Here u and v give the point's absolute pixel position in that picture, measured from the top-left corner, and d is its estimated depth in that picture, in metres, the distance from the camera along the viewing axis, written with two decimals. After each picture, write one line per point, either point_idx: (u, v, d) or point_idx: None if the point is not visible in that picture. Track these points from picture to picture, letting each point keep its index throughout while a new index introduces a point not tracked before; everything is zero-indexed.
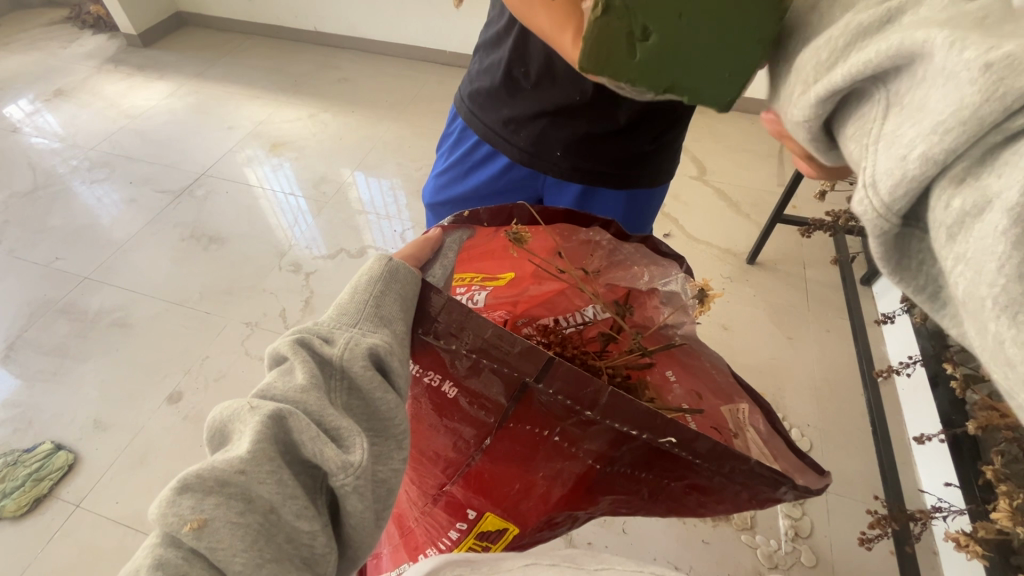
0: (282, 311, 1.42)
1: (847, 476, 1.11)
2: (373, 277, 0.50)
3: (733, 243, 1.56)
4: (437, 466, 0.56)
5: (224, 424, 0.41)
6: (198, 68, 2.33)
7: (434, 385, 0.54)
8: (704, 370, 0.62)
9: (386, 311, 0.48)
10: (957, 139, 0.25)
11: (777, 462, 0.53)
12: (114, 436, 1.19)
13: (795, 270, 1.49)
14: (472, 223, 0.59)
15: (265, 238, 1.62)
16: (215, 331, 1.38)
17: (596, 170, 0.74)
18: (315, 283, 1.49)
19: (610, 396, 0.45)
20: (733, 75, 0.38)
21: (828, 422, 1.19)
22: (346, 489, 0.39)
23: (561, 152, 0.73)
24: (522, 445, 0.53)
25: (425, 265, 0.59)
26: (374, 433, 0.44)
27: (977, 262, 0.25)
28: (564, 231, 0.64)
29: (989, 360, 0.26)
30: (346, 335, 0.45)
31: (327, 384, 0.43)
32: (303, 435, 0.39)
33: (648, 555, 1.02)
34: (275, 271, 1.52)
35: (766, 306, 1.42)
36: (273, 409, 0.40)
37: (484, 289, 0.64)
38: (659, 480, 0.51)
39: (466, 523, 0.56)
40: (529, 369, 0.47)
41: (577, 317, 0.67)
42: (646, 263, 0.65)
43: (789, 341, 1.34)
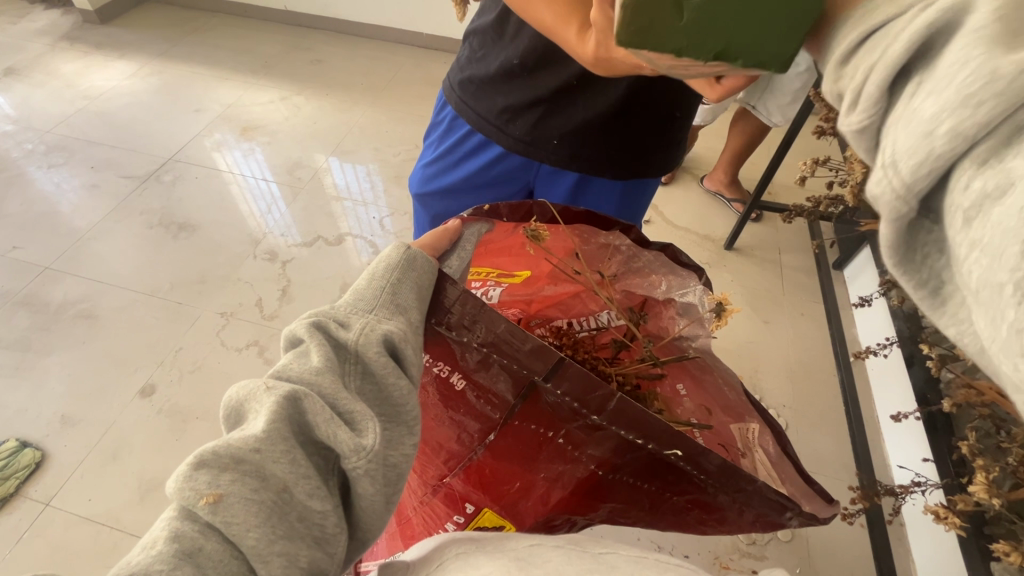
0: (258, 301, 1.38)
1: (821, 455, 1.15)
2: (391, 264, 0.48)
3: (711, 230, 1.59)
4: (439, 457, 0.58)
5: (240, 403, 0.41)
6: (160, 47, 2.22)
7: (441, 376, 0.55)
8: (715, 386, 0.65)
9: (403, 299, 0.47)
10: (990, 111, 0.22)
11: (783, 486, 0.55)
12: (84, 432, 1.15)
13: (772, 256, 1.52)
14: (491, 217, 0.60)
15: (237, 225, 1.57)
16: (188, 321, 1.33)
17: (595, 158, 0.73)
18: (292, 272, 1.45)
19: (618, 402, 0.47)
20: (790, 29, 0.32)
21: (802, 403, 1.23)
22: (357, 472, 0.39)
23: (558, 140, 0.72)
24: (526, 444, 0.54)
25: (442, 256, 0.57)
26: (387, 418, 0.43)
27: (998, 245, 0.22)
28: (584, 233, 0.64)
29: (998, 351, 0.23)
30: (361, 320, 0.44)
31: (341, 367, 0.43)
32: (317, 416, 0.39)
33: (633, 536, 1.04)
34: (250, 260, 1.48)
35: (744, 291, 1.44)
36: (289, 390, 0.39)
37: (498, 284, 0.66)
38: (659, 492, 0.54)
39: (463, 516, 0.59)
40: (537, 367, 0.49)
41: (592, 321, 0.69)
42: (665, 273, 0.66)
43: (766, 325, 1.37)
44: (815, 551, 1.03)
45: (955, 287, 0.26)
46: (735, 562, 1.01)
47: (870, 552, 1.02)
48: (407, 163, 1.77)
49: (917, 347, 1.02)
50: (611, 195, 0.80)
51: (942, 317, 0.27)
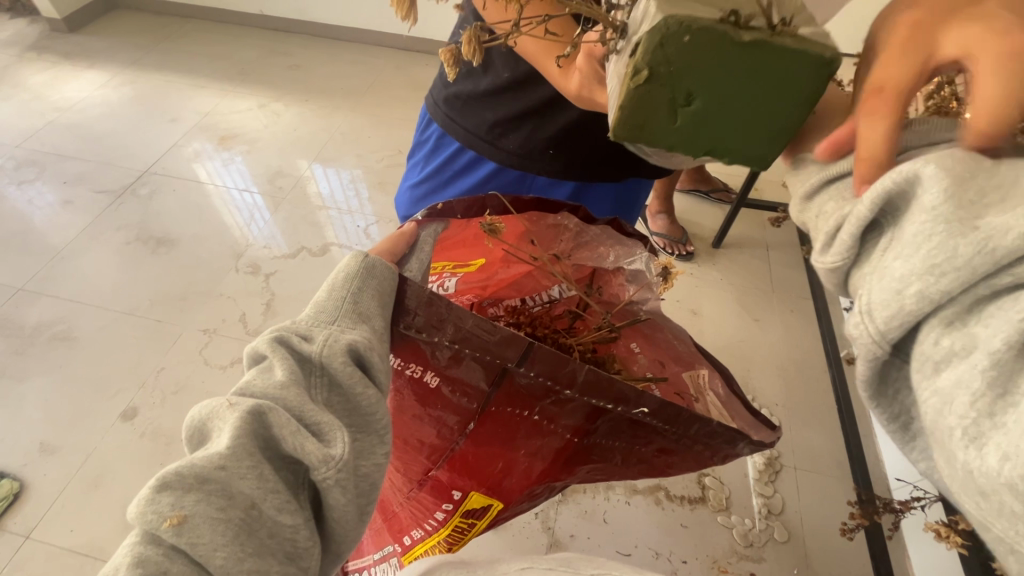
0: (242, 316, 1.35)
1: (815, 453, 1.15)
2: (349, 273, 0.46)
3: (699, 228, 1.58)
4: (422, 454, 0.57)
5: (202, 422, 0.39)
6: (132, 54, 2.17)
7: (415, 377, 0.53)
8: (667, 342, 0.63)
9: (365, 307, 0.44)
10: (950, 283, 0.26)
11: (733, 422, 0.57)
12: (64, 459, 1.11)
13: (760, 254, 1.52)
14: (446, 215, 0.59)
15: (218, 237, 1.53)
16: (170, 340, 1.30)
17: (591, 163, 0.71)
18: (275, 285, 1.42)
19: (585, 373, 0.46)
20: (771, 135, 0.37)
21: (795, 400, 1.23)
22: (328, 482, 0.37)
23: (552, 150, 0.70)
24: (504, 425, 0.53)
25: (401, 260, 0.55)
26: (356, 429, 0.41)
27: (948, 394, 0.26)
28: (534, 217, 0.64)
29: (958, 488, 0.28)
30: (325, 330, 0.42)
31: (307, 381, 0.40)
32: (282, 429, 0.37)
33: (630, 543, 1.03)
34: (232, 273, 1.44)
35: (734, 289, 1.44)
36: (252, 404, 0.37)
37: (455, 275, 0.63)
38: (629, 447, 0.52)
39: (452, 503, 0.59)
40: (509, 354, 0.47)
41: (544, 296, 0.67)
42: (611, 244, 0.66)
43: (757, 323, 1.37)
44: (811, 548, 1.03)
45: (920, 427, 0.32)
46: (732, 566, 1.01)
47: (866, 551, 1.03)
48: (392, 169, 1.75)
49: None
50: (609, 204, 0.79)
51: (908, 450, 0.34)
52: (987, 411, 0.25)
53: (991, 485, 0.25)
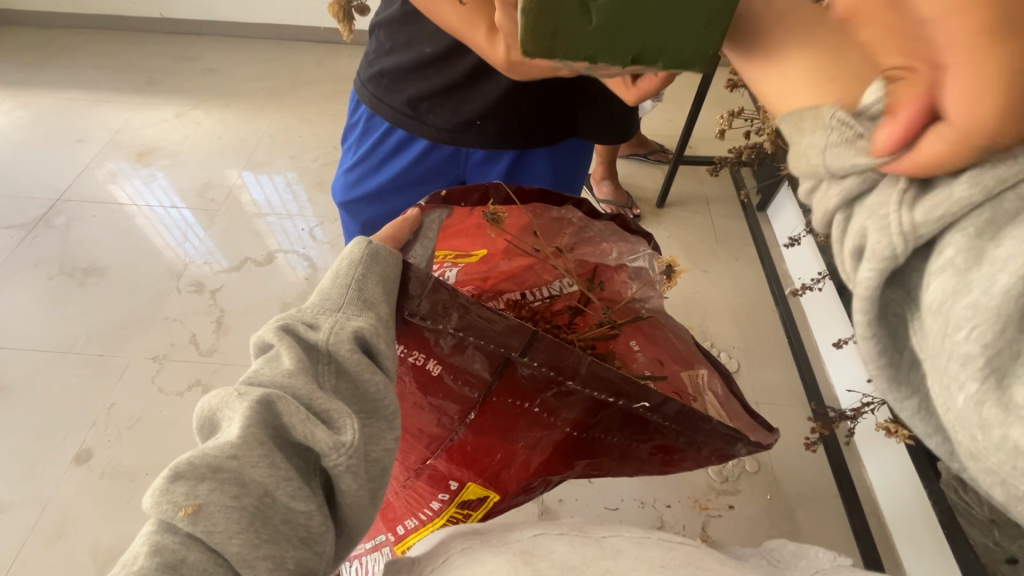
0: (192, 337, 1.29)
1: (773, 386, 1.23)
2: (353, 262, 0.52)
3: (642, 190, 1.63)
4: (421, 442, 0.67)
5: (214, 412, 0.43)
6: (20, 73, 1.98)
7: (418, 364, 0.62)
8: (666, 339, 0.75)
9: (369, 295, 0.50)
10: (967, 195, 0.27)
11: (732, 421, 0.67)
12: (18, 514, 1.04)
13: (701, 209, 1.58)
14: (449, 203, 0.63)
15: (152, 259, 1.44)
16: (117, 372, 1.23)
17: (521, 130, 0.72)
18: (223, 300, 1.36)
19: (588, 367, 0.57)
20: (705, 24, 0.33)
21: (749, 340, 1.31)
22: (339, 468, 0.41)
23: (480, 120, 0.70)
24: (503, 418, 0.65)
25: (406, 246, 0.60)
26: (365, 414, 0.46)
27: (956, 317, 0.27)
28: (538, 210, 0.70)
29: (952, 420, 0.29)
30: (330, 320, 0.47)
31: (316, 368, 0.45)
32: (292, 417, 0.41)
33: (616, 498, 1.07)
34: (174, 294, 1.37)
35: (681, 244, 1.50)
36: (262, 394, 0.41)
37: (456, 265, 0.71)
38: (628, 442, 0.66)
39: (449, 493, 0.69)
40: (514, 343, 0.58)
41: (545, 291, 0.77)
42: (614, 240, 0.76)
43: (706, 274, 1.44)
44: (781, 475, 1.10)
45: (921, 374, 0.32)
46: (711, 502, 1.07)
47: (828, 470, 1.11)
48: (329, 167, 1.69)
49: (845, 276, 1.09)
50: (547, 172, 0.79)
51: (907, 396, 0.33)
52: (1008, 337, 0.26)
53: (1006, 414, 0.26)
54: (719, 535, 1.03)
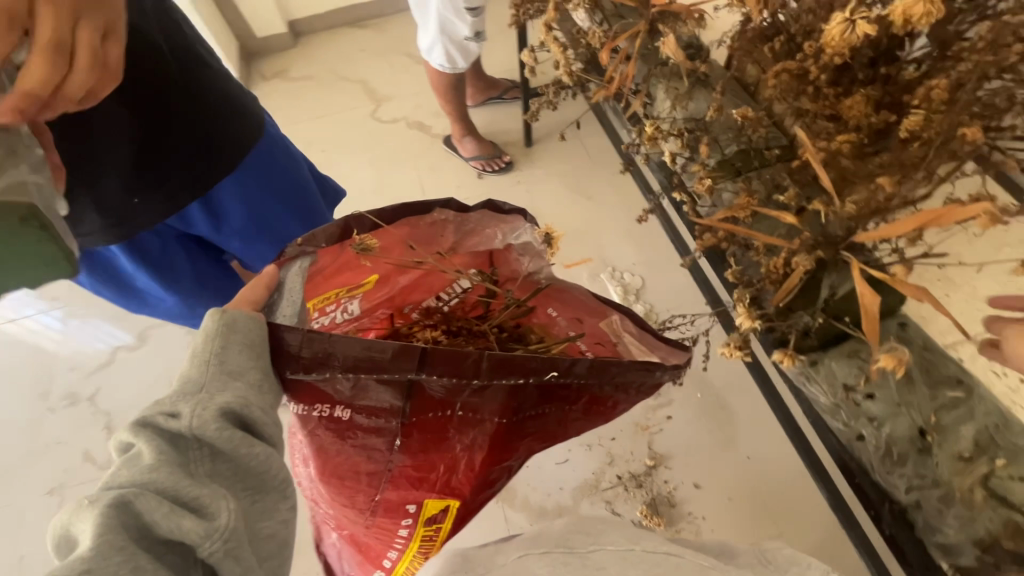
0: (87, 453, 1.17)
1: (680, 287, 1.26)
2: (208, 337, 0.43)
3: (508, 134, 1.56)
4: (362, 481, 0.59)
5: (65, 531, 0.35)
6: None
7: (326, 416, 0.55)
8: (575, 296, 0.64)
9: (234, 363, 0.43)
10: None
11: (653, 353, 0.59)
12: None
13: (570, 135, 1.53)
14: (310, 249, 0.54)
15: (8, 388, 1.27)
16: (17, 521, 1.11)
17: (183, 177, 0.65)
18: (107, 401, 1.23)
19: (488, 359, 0.47)
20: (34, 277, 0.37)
21: (647, 252, 1.32)
22: (217, 555, 0.36)
23: (138, 198, 0.63)
24: (433, 429, 0.58)
25: (270, 309, 0.50)
26: (252, 490, 0.41)
27: None
28: (412, 222, 0.60)
29: None
30: (191, 401, 0.39)
31: (184, 456, 0.38)
32: (154, 513, 0.35)
33: (564, 450, 1.08)
34: (49, 416, 1.22)
35: (560, 178, 1.47)
36: (113, 496, 0.35)
37: (354, 298, 0.60)
38: (560, 408, 0.59)
39: (411, 517, 0.61)
40: (408, 365, 0.46)
41: (455, 288, 0.65)
42: (495, 224, 0.64)
43: (591, 200, 1.42)
44: (707, 373, 1.13)
45: None
46: (651, 421, 1.10)
47: None
48: None
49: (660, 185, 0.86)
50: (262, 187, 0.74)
51: None
52: None
53: None
54: (667, 448, 1.07)
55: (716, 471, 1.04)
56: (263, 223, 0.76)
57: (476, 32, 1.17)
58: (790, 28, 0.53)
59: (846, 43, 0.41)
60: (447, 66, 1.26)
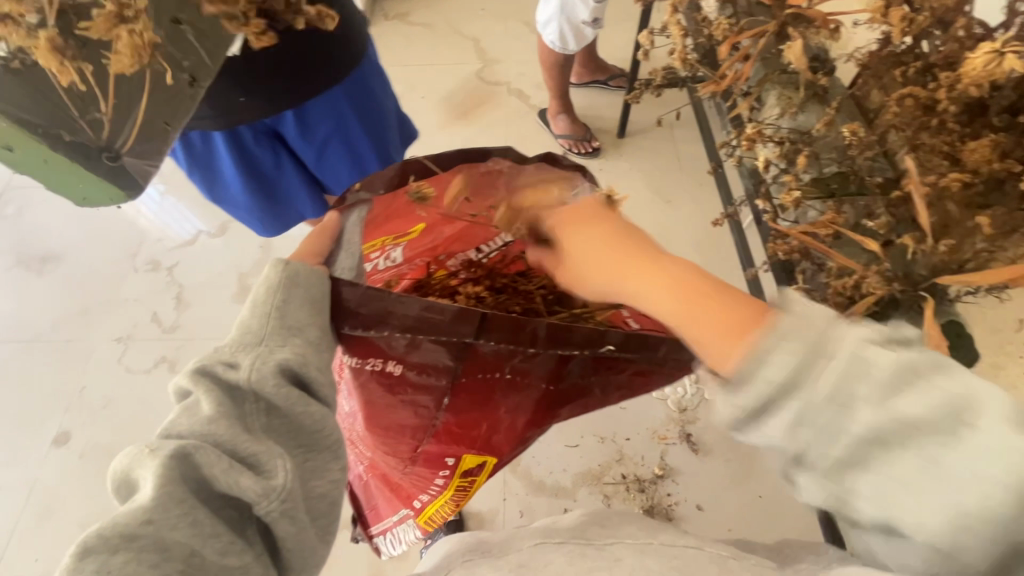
0: (154, 316, 1.29)
1: None
2: (271, 288, 0.42)
3: (603, 121, 1.54)
4: (406, 435, 0.59)
5: (124, 474, 0.36)
6: None
7: (378, 369, 0.53)
8: None
9: (294, 318, 0.41)
10: None
11: None
12: (8, 499, 1.10)
13: (666, 134, 1.51)
14: (365, 194, 0.53)
15: (107, 240, 1.42)
16: (85, 356, 1.25)
17: (288, 90, 0.69)
18: (182, 276, 1.35)
19: (547, 329, 0.46)
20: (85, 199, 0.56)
21: (711, 271, 1.28)
22: (273, 515, 0.36)
23: (244, 96, 0.68)
24: (478, 392, 0.56)
25: (330, 259, 0.51)
26: (303, 449, 0.40)
27: None
28: (464, 171, 0.55)
29: None
30: (251, 353, 0.39)
31: (241, 412, 0.38)
32: (213, 467, 0.35)
33: (576, 435, 1.09)
34: (133, 275, 1.36)
35: (643, 176, 1.45)
36: (175, 447, 0.35)
37: (398, 246, 0.60)
38: (608, 377, 0.54)
39: (448, 469, 0.61)
40: (465, 330, 0.46)
41: (496, 242, 0.64)
42: (553, 180, 0.56)
43: (669, 205, 1.39)
44: None
45: None
46: (670, 432, 1.09)
47: None
48: None
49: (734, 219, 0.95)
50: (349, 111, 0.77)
51: None
52: None
53: None
54: (677, 461, 1.06)
55: (721, 504, 1.02)
56: (348, 145, 0.80)
57: (596, 18, 1.19)
58: (929, 58, 0.50)
59: (988, 76, 0.39)
60: (557, 45, 1.26)
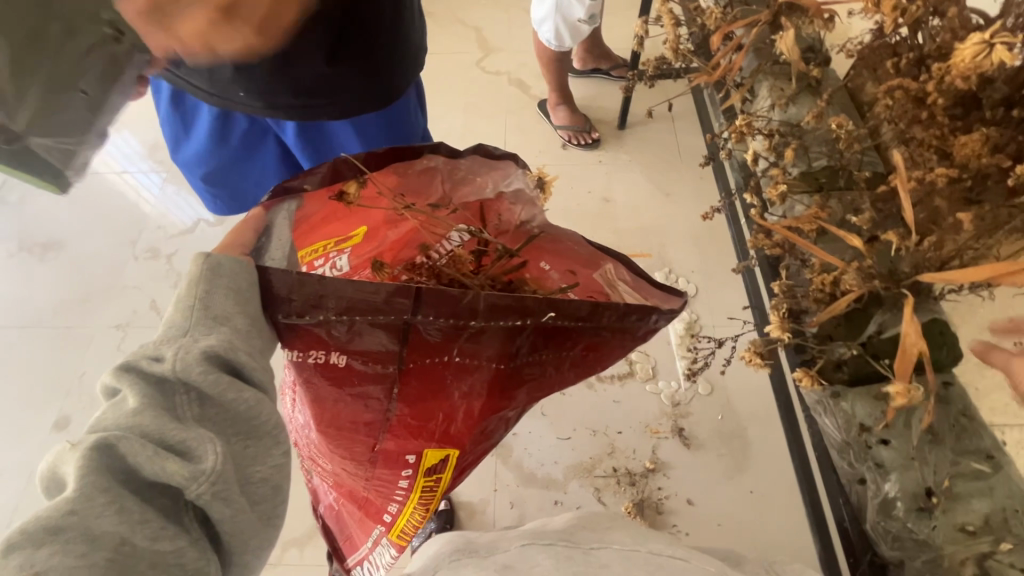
0: (152, 303, 1.30)
1: (728, 306, 1.21)
2: (191, 281, 0.40)
3: (603, 113, 1.53)
4: (360, 433, 0.56)
5: (51, 473, 0.34)
6: None
7: (321, 362, 0.50)
8: (568, 247, 0.59)
9: (220, 309, 0.40)
10: None
11: (647, 300, 0.55)
12: (7, 479, 1.13)
13: (667, 126, 1.49)
14: (295, 193, 0.52)
15: (107, 225, 1.43)
16: (83, 342, 1.26)
17: (299, 105, 0.59)
18: (178, 263, 1.36)
19: (484, 300, 0.45)
20: None
21: (708, 264, 1.27)
22: (205, 498, 0.35)
23: (241, 91, 0.56)
24: (428, 379, 0.53)
25: (259, 251, 0.51)
26: (244, 435, 0.38)
27: None
28: (399, 169, 0.57)
29: None
30: (174, 345, 0.37)
31: (172, 402, 0.36)
32: (138, 456, 0.33)
33: (568, 427, 1.09)
34: (132, 263, 1.37)
35: (642, 167, 1.43)
36: (97, 439, 0.33)
37: (342, 253, 0.57)
38: (559, 354, 0.52)
39: (411, 468, 0.58)
40: (402, 306, 0.45)
41: (446, 243, 0.58)
42: (486, 172, 0.60)
43: (668, 198, 1.38)
44: (733, 398, 1.09)
45: None
46: (662, 426, 1.08)
47: None
48: None
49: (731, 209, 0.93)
50: (354, 130, 0.74)
51: None
52: None
53: None
54: (668, 456, 1.06)
55: (710, 497, 1.02)
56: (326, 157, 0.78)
57: (591, 15, 1.16)
58: (924, 48, 0.49)
59: (975, 69, 0.38)
60: (553, 42, 1.26)
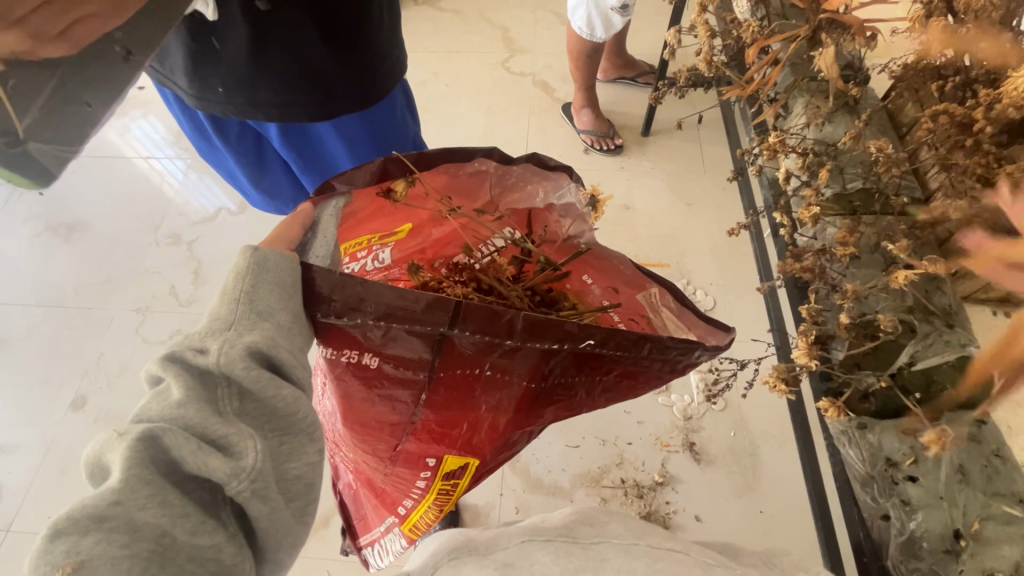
0: (172, 289, 1.32)
1: (748, 320, 1.19)
2: (238, 274, 0.41)
3: (627, 119, 1.51)
4: (384, 432, 0.57)
5: (98, 459, 0.35)
6: None
7: (354, 361, 0.51)
8: (614, 266, 0.59)
9: (264, 303, 0.40)
10: None
11: (690, 333, 0.54)
12: (26, 454, 1.14)
13: (691, 136, 1.47)
14: (346, 188, 0.52)
15: (132, 210, 1.45)
16: (104, 323, 1.28)
17: (276, 101, 0.65)
18: (200, 251, 1.37)
19: (524, 320, 0.44)
20: None
21: (728, 278, 1.25)
22: (244, 495, 0.35)
23: (222, 87, 0.64)
24: (457, 389, 0.52)
25: (305, 248, 0.49)
26: (279, 430, 0.38)
27: None
28: (451, 169, 0.56)
29: None
30: (219, 338, 0.37)
31: (214, 396, 0.37)
32: (181, 449, 0.34)
33: (578, 435, 1.09)
34: (152, 248, 1.39)
35: (665, 176, 1.42)
36: (143, 430, 0.34)
37: (386, 246, 0.58)
38: (594, 377, 0.51)
39: (429, 470, 0.58)
40: (437, 319, 0.44)
41: (490, 247, 0.61)
42: (539, 180, 0.59)
43: (689, 208, 1.36)
44: (748, 415, 1.08)
45: None
46: (672, 440, 1.07)
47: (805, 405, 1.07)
48: None
49: (755, 223, 0.92)
50: (344, 144, 0.75)
51: None
52: None
53: None
54: (678, 470, 1.04)
55: (720, 514, 1.00)
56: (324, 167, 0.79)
57: (625, 5, 1.16)
58: (969, 72, 0.49)
59: None
60: (584, 31, 1.25)
